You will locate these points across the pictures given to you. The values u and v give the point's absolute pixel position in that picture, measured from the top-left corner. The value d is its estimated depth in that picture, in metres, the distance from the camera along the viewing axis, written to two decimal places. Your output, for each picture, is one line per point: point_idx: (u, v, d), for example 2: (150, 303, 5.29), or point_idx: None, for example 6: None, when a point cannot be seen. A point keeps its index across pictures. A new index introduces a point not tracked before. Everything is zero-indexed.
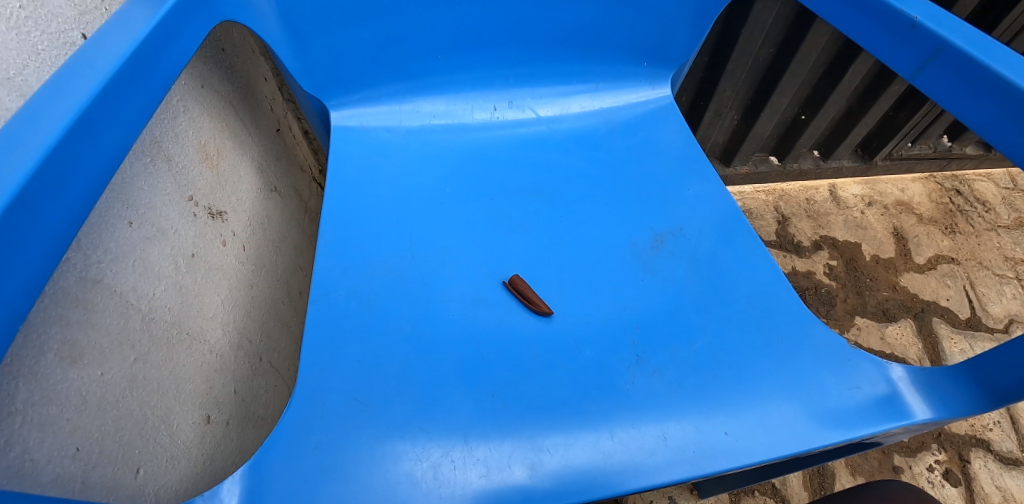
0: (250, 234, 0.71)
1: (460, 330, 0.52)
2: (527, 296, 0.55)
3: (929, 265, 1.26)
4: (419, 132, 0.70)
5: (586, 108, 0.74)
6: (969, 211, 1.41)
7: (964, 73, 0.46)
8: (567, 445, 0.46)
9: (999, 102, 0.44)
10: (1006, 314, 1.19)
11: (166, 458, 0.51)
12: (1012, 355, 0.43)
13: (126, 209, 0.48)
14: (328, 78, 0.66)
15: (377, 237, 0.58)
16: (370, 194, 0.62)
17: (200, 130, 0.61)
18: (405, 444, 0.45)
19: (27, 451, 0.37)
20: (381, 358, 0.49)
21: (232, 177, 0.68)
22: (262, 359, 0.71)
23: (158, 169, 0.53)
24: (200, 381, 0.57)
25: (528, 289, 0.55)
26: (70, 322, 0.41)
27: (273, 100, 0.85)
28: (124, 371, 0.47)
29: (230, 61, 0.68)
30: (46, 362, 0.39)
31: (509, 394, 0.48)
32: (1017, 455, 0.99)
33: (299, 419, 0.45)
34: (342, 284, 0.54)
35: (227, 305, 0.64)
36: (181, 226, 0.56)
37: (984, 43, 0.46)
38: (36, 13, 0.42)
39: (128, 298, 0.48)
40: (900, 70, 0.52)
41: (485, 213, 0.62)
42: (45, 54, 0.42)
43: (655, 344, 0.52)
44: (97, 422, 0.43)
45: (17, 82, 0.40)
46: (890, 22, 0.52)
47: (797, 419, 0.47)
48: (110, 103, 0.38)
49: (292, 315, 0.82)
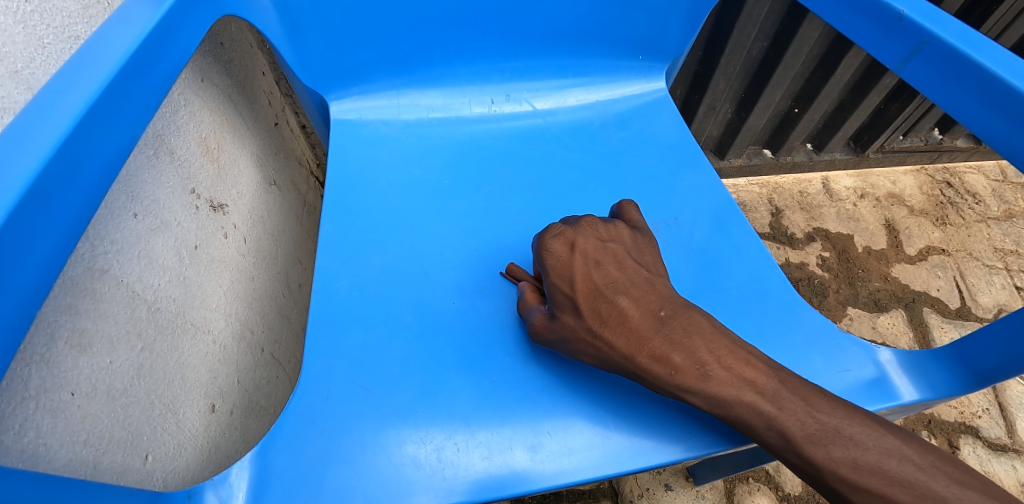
0: (251, 227, 0.72)
1: (459, 320, 0.53)
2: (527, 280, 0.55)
3: (920, 256, 1.28)
4: (417, 125, 0.71)
5: (582, 101, 0.75)
6: (959, 203, 1.43)
7: (950, 65, 0.47)
8: (566, 428, 0.47)
9: (983, 94, 0.45)
10: (994, 304, 1.21)
11: (174, 446, 0.52)
12: (996, 337, 0.45)
13: (131, 201, 0.49)
14: (327, 71, 0.67)
15: (376, 228, 0.59)
16: (369, 186, 0.63)
17: (200, 123, 0.61)
18: (408, 429, 0.46)
19: (40, 436, 0.38)
20: (383, 346, 0.51)
21: (232, 170, 0.69)
22: (264, 350, 0.71)
23: (161, 162, 0.54)
24: (205, 370, 0.58)
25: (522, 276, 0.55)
26: (79, 311, 0.42)
27: (271, 94, 0.85)
28: (131, 360, 0.47)
29: (229, 55, 0.69)
30: (57, 350, 0.40)
31: (508, 380, 0.50)
32: (1004, 441, 1.02)
33: (304, 405, 0.46)
34: (343, 273, 0.55)
35: (230, 296, 0.64)
36: (184, 218, 0.57)
37: (968, 35, 0.47)
38: (41, 7, 0.43)
39: (134, 289, 0.48)
40: (888, 62, 0.53)
41: (482, 204, 0.63)
42: (51, 48, 0.43)
43: None
44: (107, 409, 0.44)
45: (24, 76, 0.40)
46: (877, 16, 0.52)
47: None
48: (116, 97, 0.38)
49: (292, 308, 0.83)
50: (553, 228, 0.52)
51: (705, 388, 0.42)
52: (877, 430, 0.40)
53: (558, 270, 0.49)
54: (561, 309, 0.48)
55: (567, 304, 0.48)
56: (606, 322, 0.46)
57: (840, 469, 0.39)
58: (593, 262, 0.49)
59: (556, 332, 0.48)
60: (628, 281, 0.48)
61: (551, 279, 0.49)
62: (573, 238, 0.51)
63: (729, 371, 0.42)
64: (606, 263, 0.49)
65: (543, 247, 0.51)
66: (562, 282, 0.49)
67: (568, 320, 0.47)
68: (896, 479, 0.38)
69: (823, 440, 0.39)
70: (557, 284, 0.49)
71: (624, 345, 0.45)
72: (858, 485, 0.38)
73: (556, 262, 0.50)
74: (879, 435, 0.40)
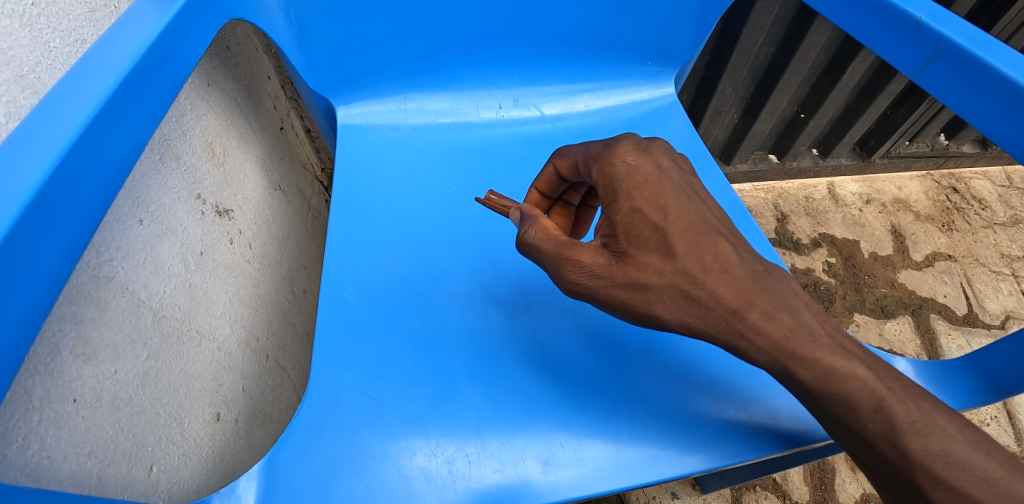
0: (256, 233, 0.72)
1: (469, 328, 0.52)
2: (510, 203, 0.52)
3: (927, 262, 1.27)
4: (425, 130, 0.70)
5: (590, 107, 0.74)
6: (965, 209, 1.42)
7: (969, 72, 0.47)
8: (579, 439, 0.46)
9: (1003, 101, 0.45)
10: (1002, 311, 1.21)
11: (178, 456, 0.51)
12: (1017, 349, 0.45)
13: (137, 207, 0.48)
14: (334, 76, 0.66)
15: (384, 234, 0.58)
16: (376, 192, 0.62)
17: (206, 128, 0.61)
18: (418, 440, 0.45)
19: (43, 449, 0.37)
20: (392, 355, 0.50)
21: (237, 175, 0.68)
22: (269, 357, 0.71)
23: (167, 167, 0.53)
24: (210, 378, 0.57)
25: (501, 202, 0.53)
26: (84, 320, 0.41)
27: (276, 98, 0.85)
28: (136, 369, 0.46)
29: (235, 59, 0.69)
30: (61, 359, 0.39)
31: (519, 389, 0.49)
32: (1014, 449, 1.01)
33: (312, 416, 0.46)
34: (351, 281, 0.54)
35: (235, 303, 0.64)
36: (189, 224, 0.56)
37: (987, 41, 0.47)
38: (48, 10, 0.42)
39: (139, 296, 0.48)
40: (903, 69, 0.52)
41: (490, 210, 0.62)
42: (57, 52, 0.42)
43: (664, 339, 0.53)
44: (111, 420, 0.43)
45: (30, 80, 0.40)
46: (893, 21, 0.51)
47: (803, 412, 0.48)
48: (124, 102, 0.38)
49: (297, 314, 0.82)
50: (633, 145, 0.45)
51: (816, 357, 0.40)
52: (959, 423, 0.39)
53: (647, 195, 0.42)
54: (640, 249, 0.41)
55: (656, 242, 0.41)
56: (707, 269, 0.40)
57: (933, 465, 0.37)
58: (686, 191, 0.43)
59: (619, 276, 0.42)
60: (718, 219, 0.43)
61: (637, 202, 0.42)
62: (660, 161, 0.44)
63: (834, 341, 0.40)
64: (698, 194, 0.43)
65: (625, 170, 0.43)
66: (649, 209, 0.42)
67: (657, 263, 0.41)
68: (982, 476, 0.37)
69: (923, 430, 0.38)
70: (640, 213, 0.42)
71: (728, 298, 0.40)
72: (946, 482, 0.37)
73: (642, 184, 0.43)
74: (962, 428, 0.38)
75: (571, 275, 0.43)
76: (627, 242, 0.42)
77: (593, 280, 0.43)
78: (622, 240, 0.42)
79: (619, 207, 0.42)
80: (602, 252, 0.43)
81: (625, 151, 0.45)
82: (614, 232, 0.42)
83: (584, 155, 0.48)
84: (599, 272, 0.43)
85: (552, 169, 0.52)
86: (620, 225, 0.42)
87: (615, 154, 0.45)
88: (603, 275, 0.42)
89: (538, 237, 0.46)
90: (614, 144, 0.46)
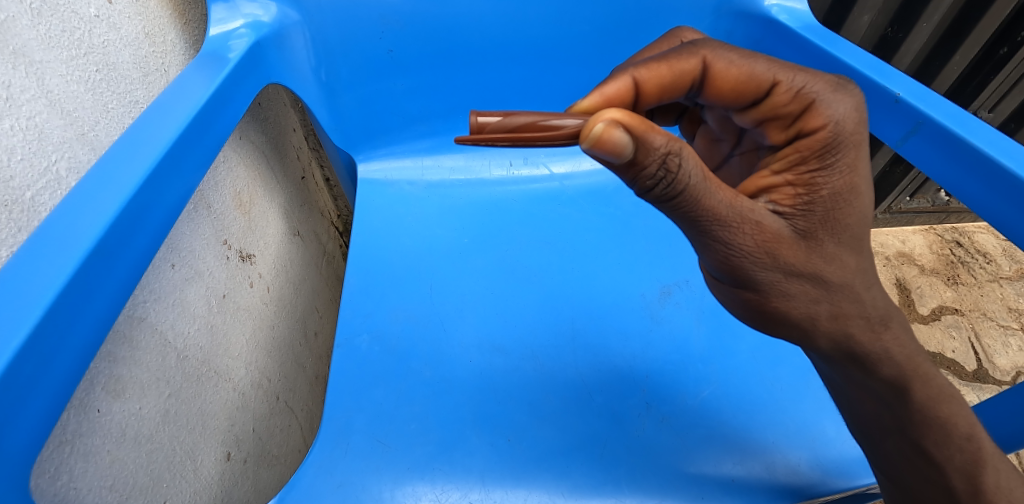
0: (274, 277, 0.75)
1: (476, 376, 0.55)
2: (518, 131, 0.42)
3: (933, 316, 1.28)
4: (439, 186, 0.74)
5: (597, 165, 0.77)
6: (970, 262, 1.41)
7: (946, 145, 0.50)
8: (581, 491, 0.48)
9: (979, 174, 0.48)
10: (1012, 366, 1.20)
11: (190, 493, 0.52)
12: (991, 411, 0.49)
13: (170, 252, 0.51)
14: (358, 133, 0.71)
15: (399, 284, 0.61)
16: (393, 243, 0.65)
17: (236, 179, 0.65)
18: (424, 486, 0.47)
19: (71, 480, 0.40)
20: (403, 401, 0.52)
21: (261, 222, 0.72)
22: (279, 398, 0.72)
23: (200, 215, 0.57)
24: (224, 418, 0.58)
25: (495, 132, 0.42)
26: (116, 359, 0.44)
27: (299, 149, 0.89)
28: (159, 406, 0.49)
29: (264, 114, 0.74)
30: (94, 395, 0.42)
31: (523, 438, 0.51)
32: None
33: (323, 458, 0.47)
34: (365, 328, 0.57)
35: (251, 345, 0.66)
36: (215, 269, 0.59)
37: (961, 117, 0.50)
38: (109, 76, 0.47)
39: (166, 337, 0.50)
40: (887, 139, 0.56)
41: (499, 261, 0.65)
42: (114, 112, 0.47)
43: (665, 391, 0.54)
44: (133, 455, 0.46)
45: (90, 138, 0.44)
46: (875, 97, 0.55)
47: (802, 467, 0.50)
48: (174, 163, 0.42)
49: (307, 356, 0.84)
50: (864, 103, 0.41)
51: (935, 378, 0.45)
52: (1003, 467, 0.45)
53: (863, 176, 0.41)
54: (834, 237, 0.42)
55: (853, 234, 0.42)
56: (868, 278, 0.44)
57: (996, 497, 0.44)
58: None
59: (800, 260, 0.42)
60: None
61: (858, 181, 0.41)
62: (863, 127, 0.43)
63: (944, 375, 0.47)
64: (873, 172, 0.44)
65: (857, 138, 0.40)
66: (864, 191, 0.41)
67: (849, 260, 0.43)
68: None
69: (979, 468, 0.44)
70: (852, 196, 0.41)
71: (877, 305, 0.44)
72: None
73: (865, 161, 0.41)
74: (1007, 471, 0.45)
75: (743, 240, 0.41)
76: (822, 225, 0.42)
77: (764, 255, 0.42)
78: (816, 220, 0.42)
79: (830, 183, 0.41)
80: (782, 223, 0.42)
81: (857, 104, 0.41)
82: (810, 207, 0.42)
83: (803, 86, 0.42)
84: (778, 249, 0.42)
85: (693, 71, 0.47)
86: (824, 202, 0.41)
87: (855, 109, 0.40)
88: (785, 259, 0.42)
89: (700, 181, 0.38)
90: (844, 89, 0.41)
